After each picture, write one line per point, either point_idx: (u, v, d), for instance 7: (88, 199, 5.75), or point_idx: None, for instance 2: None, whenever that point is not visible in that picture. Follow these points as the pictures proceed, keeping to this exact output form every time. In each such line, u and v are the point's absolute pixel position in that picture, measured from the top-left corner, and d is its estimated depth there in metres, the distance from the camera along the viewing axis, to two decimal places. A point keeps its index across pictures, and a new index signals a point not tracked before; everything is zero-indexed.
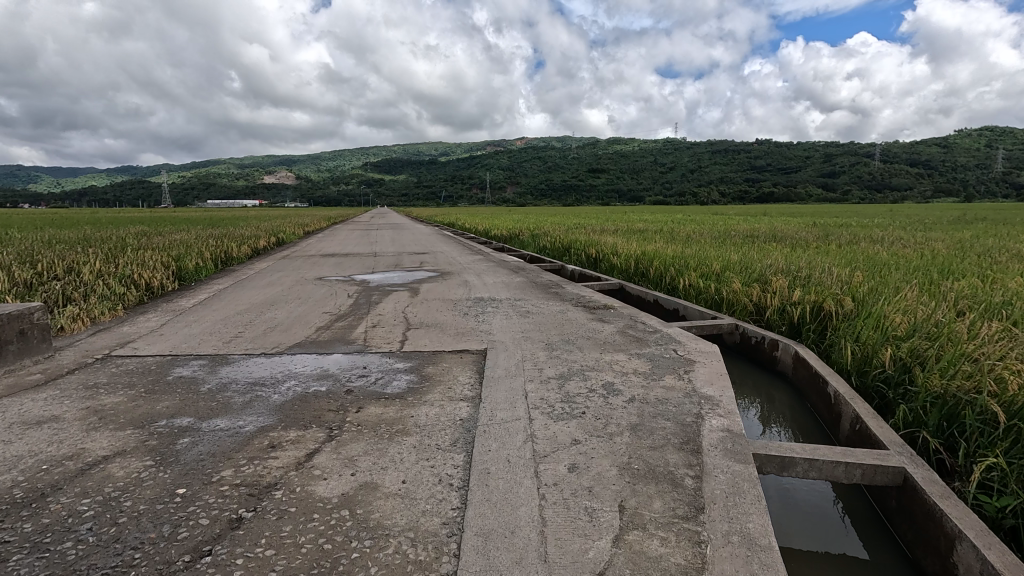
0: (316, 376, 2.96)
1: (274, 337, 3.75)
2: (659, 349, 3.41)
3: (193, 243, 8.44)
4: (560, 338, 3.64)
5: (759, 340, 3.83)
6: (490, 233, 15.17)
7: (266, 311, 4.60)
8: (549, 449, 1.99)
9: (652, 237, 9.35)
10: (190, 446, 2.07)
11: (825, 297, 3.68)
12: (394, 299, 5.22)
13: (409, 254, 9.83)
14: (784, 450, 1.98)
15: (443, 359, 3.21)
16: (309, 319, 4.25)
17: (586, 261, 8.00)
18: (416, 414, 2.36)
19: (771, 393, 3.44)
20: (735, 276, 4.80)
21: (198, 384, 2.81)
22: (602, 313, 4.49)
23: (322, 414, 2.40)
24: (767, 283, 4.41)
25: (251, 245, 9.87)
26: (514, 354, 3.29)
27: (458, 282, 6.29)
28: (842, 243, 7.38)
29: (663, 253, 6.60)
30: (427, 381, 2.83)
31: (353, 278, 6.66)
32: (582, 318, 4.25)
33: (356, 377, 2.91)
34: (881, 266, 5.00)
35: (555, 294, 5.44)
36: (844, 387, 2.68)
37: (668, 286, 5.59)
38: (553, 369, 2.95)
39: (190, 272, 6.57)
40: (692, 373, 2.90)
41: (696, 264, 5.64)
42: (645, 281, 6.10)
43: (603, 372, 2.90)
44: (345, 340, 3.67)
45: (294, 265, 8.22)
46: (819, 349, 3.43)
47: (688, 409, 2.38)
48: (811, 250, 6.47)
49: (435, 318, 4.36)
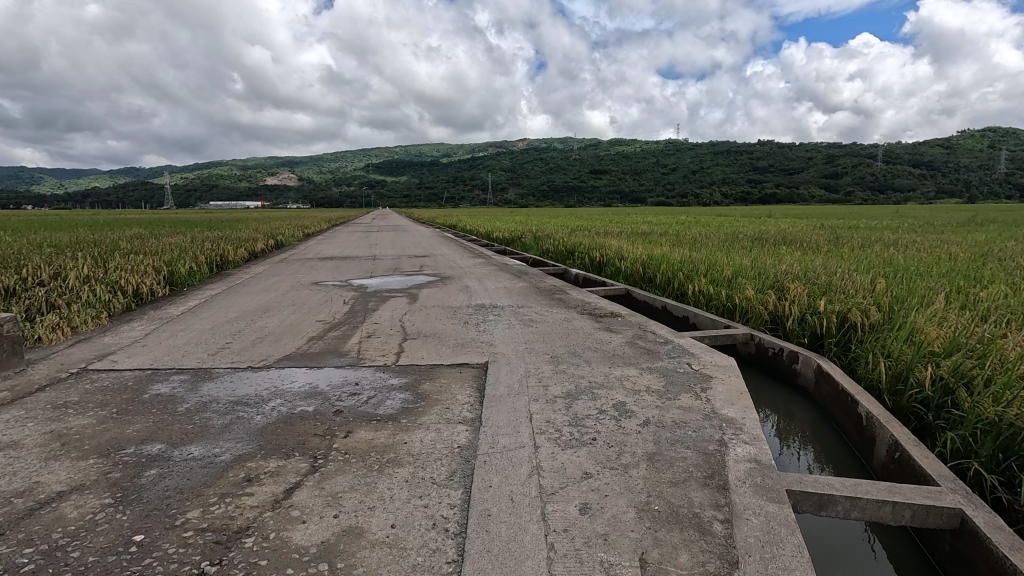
0: (304, 393, 2.75)
1: (263, 349, 3.54)
2: (672, 362, 3.19)
3: (187, 247, 8.24)
4: (566, 350, 3.43)
5: (777, 352, 3.62)
6: (491, 235, 14.94)
7: (257, 319, 4.39)
8: (557, 485, 1.78)
9: (657, 240, 9.13)
10: (157, 480, 1.85)
11: (848, 307, 3.47)
12: (391, 306, 5.02)
13: (409, 258, 9.61)
14: (822, 487, 1.76)
15: (441, 374, 3.00)
16: (301, 329, 4.04)
17: (590, 265, 7.78)
18: (410, 441, 2.15)
19: (789, 410, 3.23)
20: (748, 283, 4.58)
21: (177, 403, 2.61)
22: (609, 322, 4.28)
23: (307, 439, 2.19)
24: (783, 290, 4.20)
25: (247, 248, 9.68)
26: (517, 368, 3.08)
27: (459, 288, 6.07)
28: (854, 247, 7.17)
29: (670, 257, 6.39)
30: (423, 400, 2.62)
31: (350, 283, 6.45)
32: (589, 328, 4.04)
33: (347, 396, 2.70)
34: (901, 271, 4.78)
35: (559, 301, 5.23)
36: (877, 408, 2.47)
37: (676, 292, 5.38)
38: (559, 386, 2.74)
39: (181, 277, 6.36)
40: (710, 391, 2.68)
41: (705, 269, 5.43)
42: (652, 286, 5.89)
43: (614, 390, 2.68)
44: (338, 352, 3.46)
45: (291, 269, 8.01)
46: (843, 362, 3.22)
47: (709, 436, 2.16)
48: (824, 254, 6.26)
49: (434, 327, 4.14)
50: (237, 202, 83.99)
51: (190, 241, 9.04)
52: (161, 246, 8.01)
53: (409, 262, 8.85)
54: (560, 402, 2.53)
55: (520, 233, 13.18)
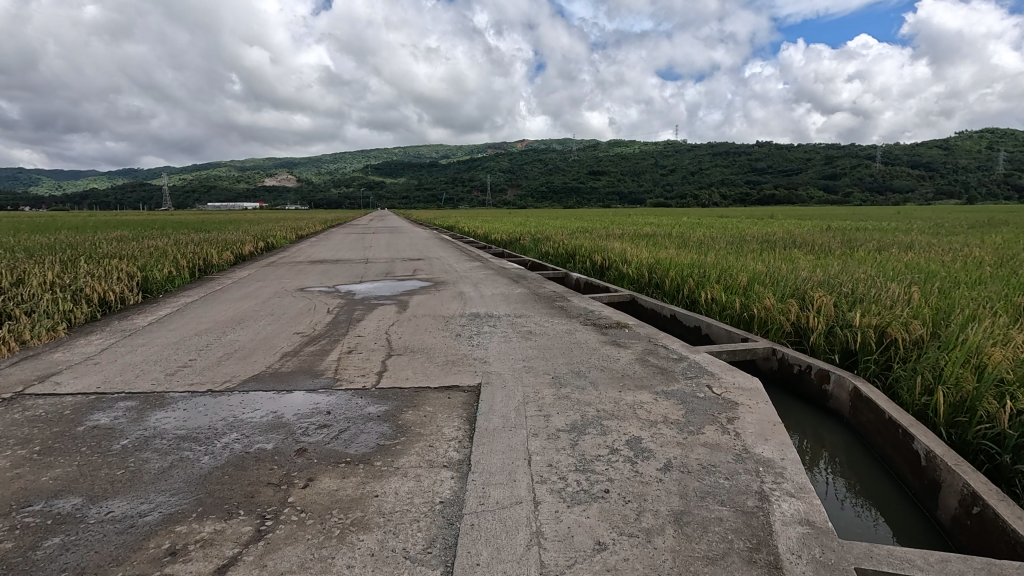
0: (266, 425, 2.36)
1: (228, 368, 3.15)
2: (690, 385, 2.80)
3: (167, 250, 7.84)
4: (568, 370, 3.05)
5: (804, 370, 3.24)
6: (488, 237, 14.55)
7: (229, 332, 4.00)
8: (563, 564, 1.40)
9: (663, 242, 8.74)
10: (56, 553, 1.47)
11: (887, 321, 3.08)
12: (379, 315, 4.63)
13: (403, 261, 9.23)
14: (901, 565, 1.38)
15: (427, 400, 2.62)
16: (276, 343, 3.65)
17: (591, 269, 7.41)
18: (382, 493, 1.76)
19: (820, 435, 2.86)
20: (767, 290, 4.20)
21: (113, 439, 2.22)
22: (615, 334, 3.90)
23: (258, 489, 1.80)
24: (806, 298, 3.81)
25: (234, 251, 9.29)
26: (513, 392, 2.69)
27: (453, 294, 5.68)
28: (869, 250, 6.80)
29: (678, 261, 6.01)
30: (403, 434, 2.24)
31: (337, 289, 6.06)
32: (593, 342, 3.65)
33: (316, 428, 2.32)
34: (931, 277, 4.39)
35: (561, 310, 4.84)
36: (940, 445, 2.09)
37: (685, 299, 4.99)
38: (563, 416, 2.36)
39: (157, 284, 5.98)
40: (738, 423, 2.30)
41: (717, 275, 5.05)
42: (659, 293, 5.51)
43: (626, 422, 2.30)
44: (312, 372, 3.07)
45: (277, 274, 7.61)
46: (883, 384, 2.84)
47: (745, 486, 1.78)
48: (840, 258, 5.89)
49: (422, 340, 3.76)
50: (235, 203, 83.56)
51: (173, 244, 8.63)
52: (139, 249, 7.61)
53: (403, 266, 8.48)
54: (564, 438, 2.15)
55: (518, 235, 12.81)
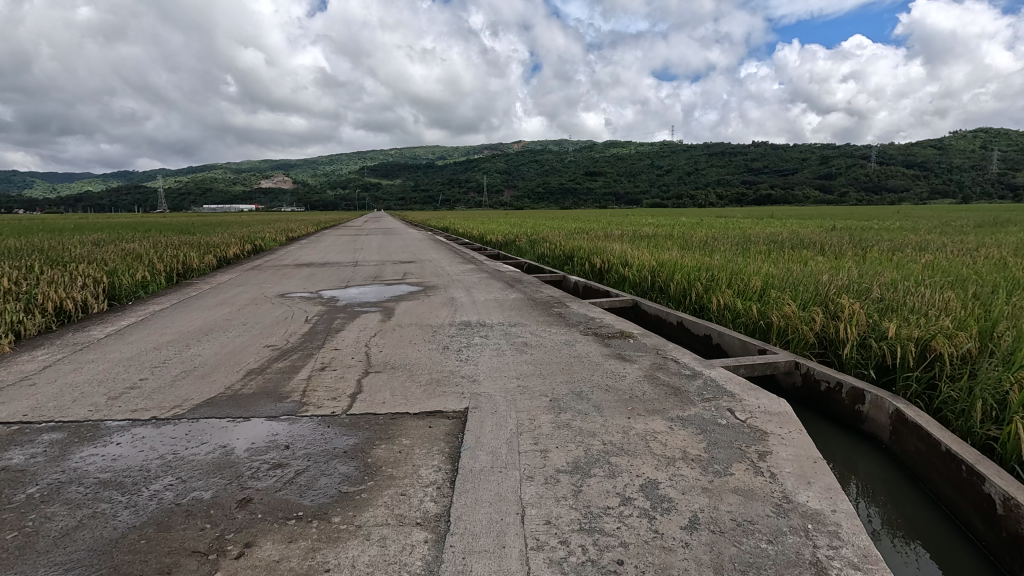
0: (208, 464, 1.98)
1: (182, 390, 2.76)
2: (709, 409, 2.43)
3: (143, 254, 7.43)
4: (568, 390, 2.67)
5: (833, 388, 2.87)
6: (484, 239, 14.16)
7: (192, 346, 3.61)
8: None
9: (664, 243, 8.40)
10: None
11: (930, 333, 2.72)
12: (360, 325, 4.25)
13: (394, 264, 8.86)
14: None
15: (406, 430, 2.25)
16: (241, 359, 3.26)
17: (590, 271, 7.04)
18: (336, 566, 1.39)
19: (855, 464, 2.50)
20: (784, 296, 3.84)
21: (18, 486, 1.82)
22: (620, 346, 3.52)
23: (179, 561, 1.42)
24: (831, 305, 3.46)
25: (215, 254, 8.87)
26: (506, 420, 2.32)
27: (443, 300, 5.31)
28: (882, 251, 6.45)
29: (683, 263, 5.65)
30: (373, 477, 1.87)
31: (320, 295, 5.68)
32: (595, 355, 3.28)
33: (269, 468, 1.94)
34: (961, 280, 4.04)
35: (559, 317, 4.47)
36: (1019, 490, 1.74)
37: (692, 305, 4.64)
38: (564, 454, 1.99)
39: (126, 290, 5.57)
40: (773, 461, 1.93)
41: (728, 279, 4.69)
42: (663, 297, 5.16)
43: (639, 460, 1.93)
44: (276, 394, 2.69)
45: (259, 279, 7.20)
46: (930, 407, 2.49)
47: (795, 554, 1.41)
48: (855, 259, 5.54)
49: (406, 354, 3.38)
50: (230, 205, 82.95)
51: (150, 247, 8.20)
52: (112, 254, 7.18)
53: (393, 269, 8.08)
54: (565, 483, 1.78)
55: (514, 237, 12.43)
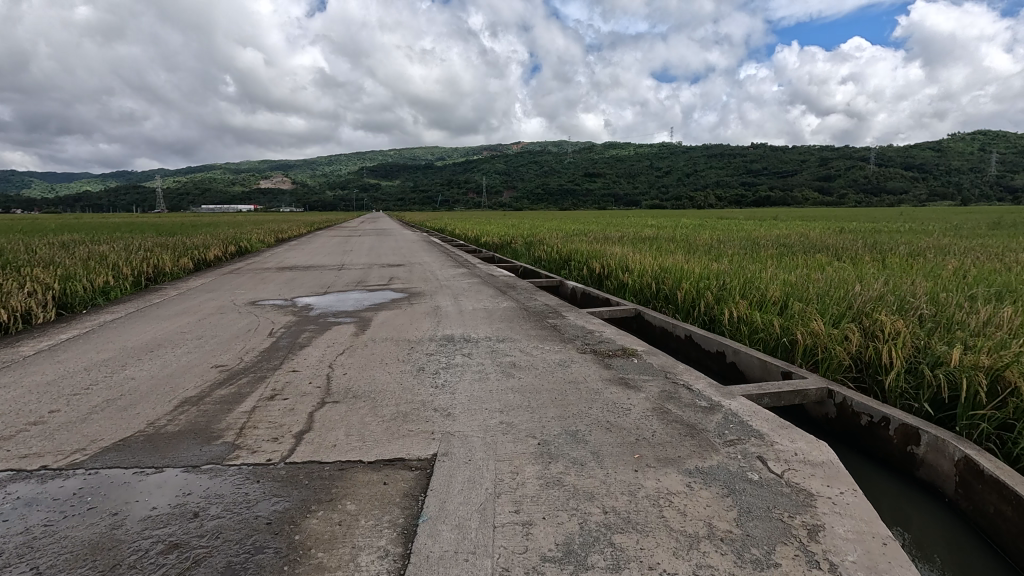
0: (83, 545, 1.50)
1: (94, 427, 2.28)
2: (734, 458, 1.96)
3: (109, 257, 6.94)
4: (561, 430, 2.20)
5: (877, 423, 2.41)
6: (479, 241, 13.69)
7: (129, 366, 3.12)
8: None
9: (667, 246, 7.96)
10: None
11: (1000, 361, 2.26)
12: (329, 339, 3.77)
13: (382, 267, 8.38)
14: None
15: (354, 489, 1.77)
16: (179, 385, 2.78)
17: (588, 276, 6.57)
18: None
19: (911, 520, 2.03)
20: (810, 309, 3.37)
21: None
22: (622, 369, 3.05)
23: None
24: (868, 324, 3.00)
25: (192, 256, 8.37)
26: (483, 475, 1.85)
27: (427, 310, 4.84)
28: (903, 256, 5.99)
29: (689, 269, 5.18)
30: (295, 567, 1.39)
31: (293, 303, 5.20)
32: (593, 380, 2.81)
33: (158, 553, 1.45)
34: (1007, 292, 3.58)
35: (554, 330, 3.99)
36: None
37: (701, 317, 4.17)
38: (554, 531, 1.52)
39: (80, 298, 5.10)
40: (828, 543, 1.46)
41: (742, 288, 4.22)
42: (668, 306, 4.68)
43: (653, 543, 1.46)
44: (206, 434, 2.21)
45: (234, 283, 6.72)
46: (1006, 454, 2.03)
47: None
48: (878, 266, 5.07)
49: (373, 377, 2.90)
50: (228, 206, 82.47)
51: (120, 250, 7.71)
52: (76, 257, 6.71)
53: (379, 274, 7.60)
54: None
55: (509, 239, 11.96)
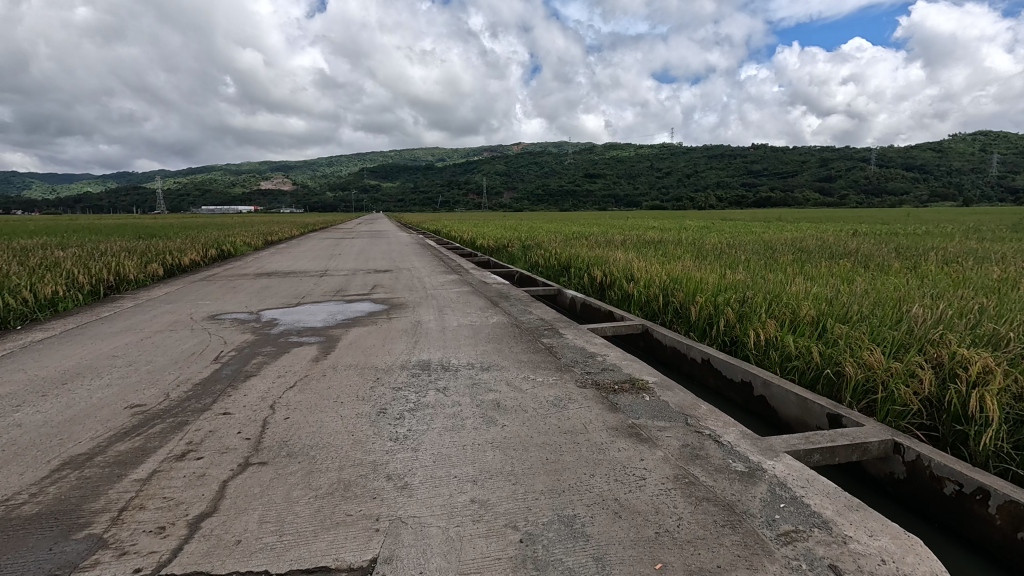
0: None
1: None
2: (799, 569, 1.37)
3: (65, 264, 6.35)
4: (553, 516, 1.61)
5: (969, 495, 1.82)
6: (475, 244, 13.14)
7: (24, 405, 2.54)
8: None
9: (674, 250, 7.43)
10: None
11: None
12: (283, 366, 3.19)
13: (367, 273, 7.82)
14: None
15: None
16: (71, 437, 2.19)
17: (588, 285, 5.98)
18: None
19: None
20: (861, 335, 2.80)
21: None
22: (632, 411, 2.46)
23: None
24: (939, 359, 2.44)
25: (161, 261, 7.75)
26: None
27: (404, 326, 4.25)
28: (938, 264, 5.40)
29: (703, 279, 4.61)
30: None
31: (256, 318, 4.61)
32: (595, 431, 2.22)
33: None
34: None
35: (548, 354, 3.41)
36: None
37: (719, 337, 3.59)
38: None
39: (14, 312, 4.52)
40: None
41: (767, 303, 3.65)
42: (679, 322, 4.11)
43: None
44: (72, 521, 1.63)
45: (201, 292, 6.14)
46: None
47: None
48: (916, 276, 4.51)
49: (320, 424, 2.32)
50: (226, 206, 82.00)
51: (83, 255, 7.15)
52: (29, 264, 6.16)
53: (361, 281, 7.00)
54: None
55: (506, 242, 11.37)
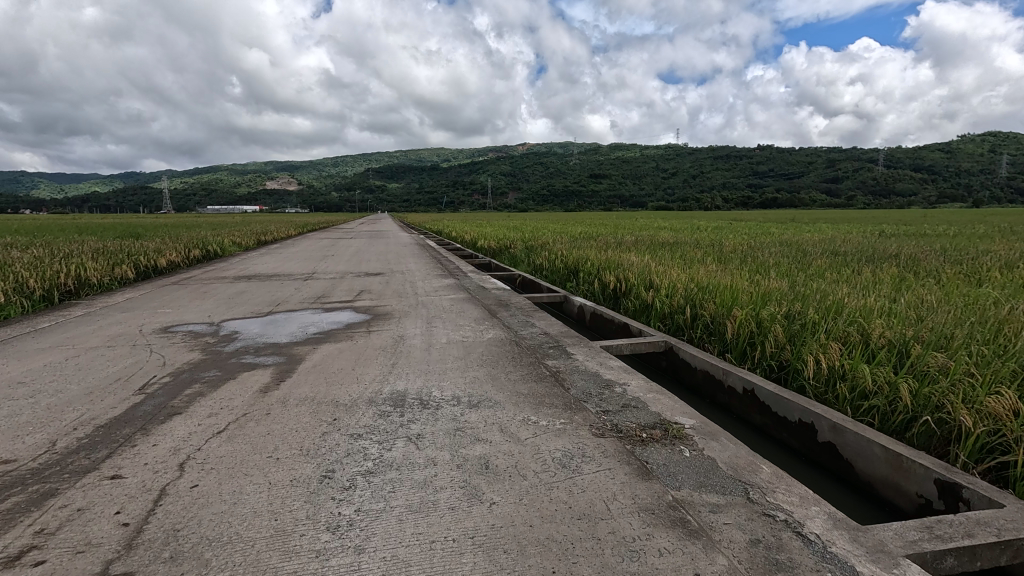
0: None
1: None
2: None
3: (18, 267, 5.71)
4: None
5: None
6: (475, 245, 12.49)
7: None
8: None
9: (693, 253, 6.75)
10: None
11: None
12: (221, 400, 2.53)
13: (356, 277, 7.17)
14: None
15: None
16: None
17: (599, 292, 5.31)
18: None
19: None
20: (966, 370, 2.14)
21: None
22: (672, 477, 1.79)
23: None
24: None
25: (134, 263, 7.13)
26: None
27: (383, 343, 3.59)
28: (1001, 270, 4.69)
29: (735, 287, 3.94)
30: None
31: (215, 331, 3.96)
32: (624, 516, 1.54)
33: None
34: None
35: (554, 384, 2.74)
36: None
37: (763, 361, 2.93)
38: None
39: None
40: None
41: (823, 320, 2.97)
42: (710, 340, 3.44)
43: None
44: None
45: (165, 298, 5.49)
46: None
47: None
48: (991, 286, 3.83)
49: (234, 501, 1.64)
50: (231, 205, 81.73)
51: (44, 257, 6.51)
52: None
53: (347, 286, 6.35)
54: None
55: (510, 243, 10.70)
